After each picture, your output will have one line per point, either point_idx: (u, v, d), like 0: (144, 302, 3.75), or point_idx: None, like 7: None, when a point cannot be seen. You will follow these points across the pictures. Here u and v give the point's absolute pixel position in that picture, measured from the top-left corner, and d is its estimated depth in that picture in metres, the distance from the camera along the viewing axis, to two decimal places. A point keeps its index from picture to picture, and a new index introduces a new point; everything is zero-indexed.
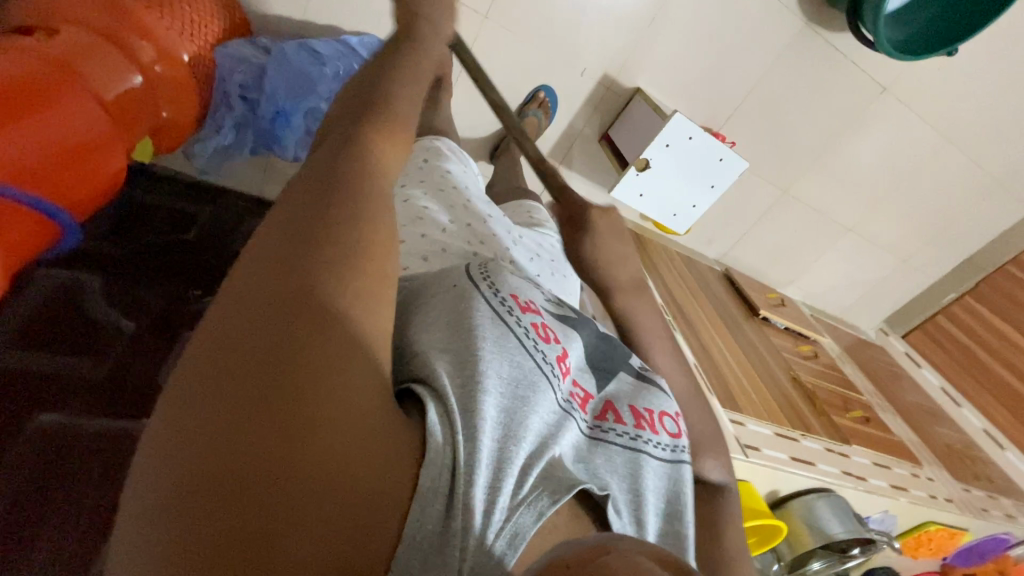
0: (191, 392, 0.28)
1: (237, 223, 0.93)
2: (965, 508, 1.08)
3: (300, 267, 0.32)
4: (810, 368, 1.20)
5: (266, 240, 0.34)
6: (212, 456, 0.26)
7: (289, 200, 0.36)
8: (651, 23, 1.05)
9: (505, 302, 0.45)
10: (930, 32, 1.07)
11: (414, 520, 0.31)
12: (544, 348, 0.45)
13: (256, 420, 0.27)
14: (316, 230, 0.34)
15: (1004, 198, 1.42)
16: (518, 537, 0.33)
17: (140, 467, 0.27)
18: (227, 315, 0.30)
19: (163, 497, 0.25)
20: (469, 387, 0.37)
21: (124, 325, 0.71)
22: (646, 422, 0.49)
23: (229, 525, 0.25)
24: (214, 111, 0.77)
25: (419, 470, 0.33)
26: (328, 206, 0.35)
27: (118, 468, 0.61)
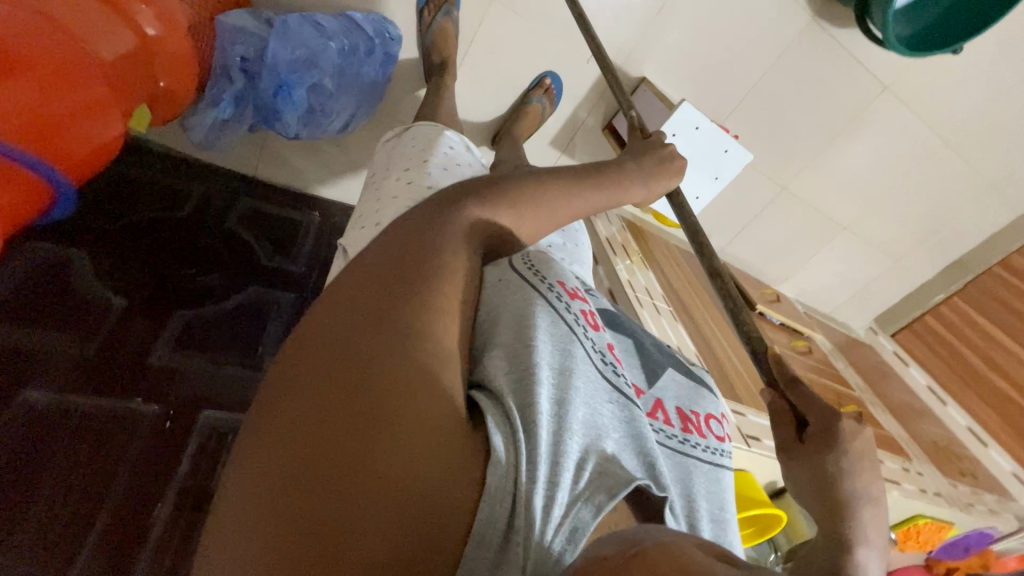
0: (283, 394, 0.37)
1: (229, 203, 0.90)
2: (953, 502, 1.10)
3: (381, 305, 0.40)
4: (804, 363, 1.22)
5: (354, 283, 0.42)
6: (295, 460, 0.33)
7: (378, 248, 0.45)
8: (659, 14, 1.04)
9: (555, 289, 0.49)
10: (934, 31, 1.08)
11: (482, 518, 0.35)
12: (591, 335, 0.48)
13: (329, 433, 0.33)
14: (399, 266, 0.43)
15: (997, 201, 1.44)
16: (577, 532, 0.37)
17: (244, 468, 0.35)
18: (317, 346, 0.38)
19: (260, 490, 0.32)
20: (525, 382, 0.40)
21: (115, 302, 0.68)
22: (694, 424, 0.54)
23: (304, 519, 0.31)
24: (214, 81, 0.74)
25: (486, 472, 0.36)
26: (410, 252, 0.44)
27: (108, 449, 0.59)
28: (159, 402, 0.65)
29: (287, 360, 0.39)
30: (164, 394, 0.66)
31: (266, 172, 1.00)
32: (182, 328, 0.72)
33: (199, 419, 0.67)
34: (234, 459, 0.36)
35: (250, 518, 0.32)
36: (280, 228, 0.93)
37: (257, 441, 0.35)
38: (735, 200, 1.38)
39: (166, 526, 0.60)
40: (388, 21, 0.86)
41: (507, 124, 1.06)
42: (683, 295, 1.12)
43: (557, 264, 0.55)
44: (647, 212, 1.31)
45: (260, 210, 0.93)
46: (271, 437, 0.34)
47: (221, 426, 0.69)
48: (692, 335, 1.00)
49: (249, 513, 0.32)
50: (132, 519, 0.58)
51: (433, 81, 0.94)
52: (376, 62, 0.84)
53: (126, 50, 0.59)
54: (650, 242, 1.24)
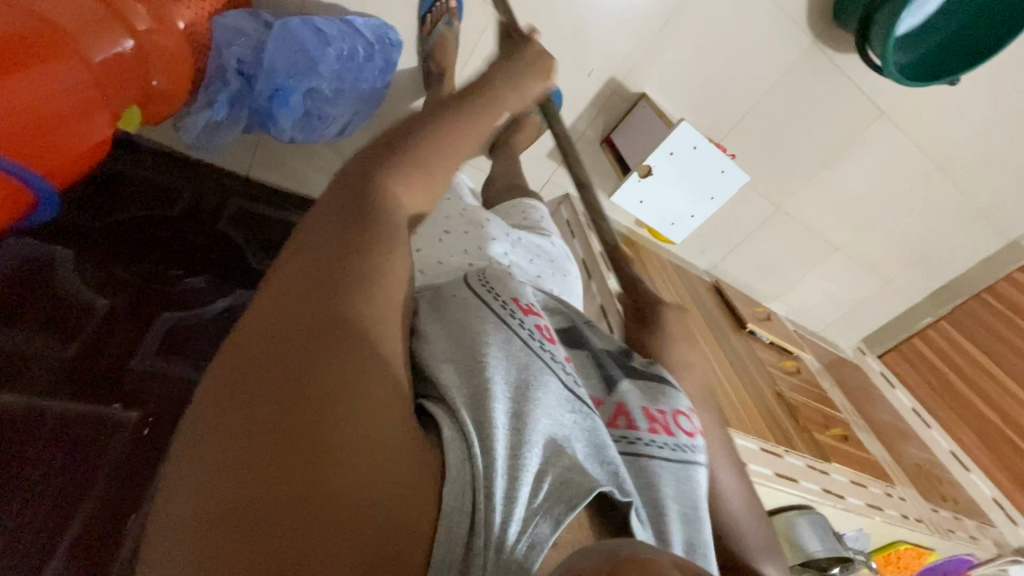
0: (221, 411, 0.33)
1: (220, 203, 0.88)
2: (933, 528, 1.11)
3: (329, 299, 0.37)
4: (792, 383, 1.22)
5: (290, 274, 0.39)
6: (248, 475, 0.30)
7: (313, 235, 0.41)
8: (661, 30, 1.05)
9: (507, 306, 0.50)
10: (932, 61, 1.09)
11: (443, 540, 0.34)
12: (549, 347, 0.49)
13: (285, 443, 0.31)
14: (336, 265, 0.39)
15: (987, 228, 1.46)
16: (535, 548, 0.35)
17: (180, 488, 0.31)
18: (255, 347, 0.35)
19: (208, 509, 0.29)
20: (479, 397, 0.41)
21: (99, 304, 0.67)
22: (661, 424, 0.53)
23: (264, 538, 0.29)
24: (209, 83, 0.73)
25: (443, 489, 0.36)
26: (354, 239, 0.41)
27: (83, 454, 0.58)
28: (138, 409, 0.63)
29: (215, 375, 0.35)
30: (144, 399, 0.64)
31: (263, 173, 0.99)
32: (166, 330, 0.70)
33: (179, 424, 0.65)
34: (163, 494, 0.32)
35: (199, 543, 0.29)
36: (270, 229, 0.92)
37: (194, 465, 0.31)
38: (729, 217, 1.39)
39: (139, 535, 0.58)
40: (388, 27, 0.86)
41: (505, 135, 1.06)
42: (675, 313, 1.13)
43: (511, 278, 0.55)
44: (642, 227, 1.31)
45: (250, 209, 0.92)
46: (214, 463, 0.31)
47: None
48: None
49: (188, 555, 0.29)
50: (112, 520, 0.57)
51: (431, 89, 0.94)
52: (375, 69, 0.83)
53: (120, 50, 0.58)
54: (645, 258, 1.25)
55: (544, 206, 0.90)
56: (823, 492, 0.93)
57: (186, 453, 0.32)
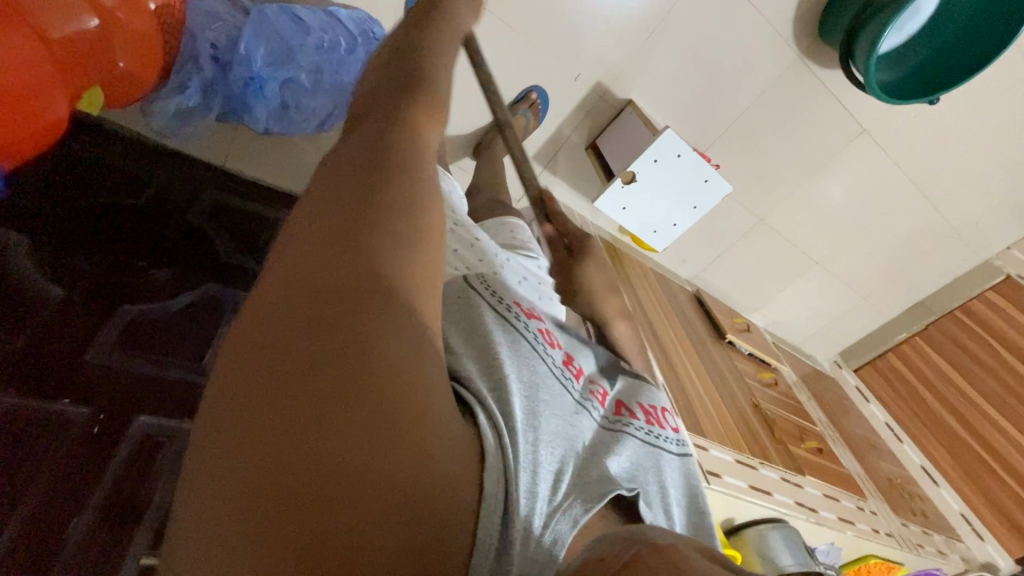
0: (252, 382, 0.28)
1: (194, 196, 0.84)
2: (903, 543, 1.12)
3: (370, 253, 0.33)
4: (770, 395, 1.23)
5: (318, 224, 0.34)
6: (292, 458, 0.26)
7: (339, 181, 0.36)
8: (649, 37, 1.04)
9: (510, 308, 0.54)
10: (913, 79, 1.10)
11: (483, 526, 0.33)
12: (550, 353, 0.53)
13: (333, 420, 0.27)
14: (368, 215, 0.34)
15: (958, 247, 1.50)
16: (558, 543, 0.37)
17: (208, 471, 0.27)
18: (288, 307, 0.30)
19: (247, 495, 0.26)
20: (502, 390, 0.42)
21: (53, 292, 0.64)
22: (655, 418, 0.58)
23: (313, 528, 0.26)
24: (180, 66, 0.69)
25: (482, 474, 0.35)
26: (382, 190, 0.36)
27: (23, 450, 0.53)
28: (91, 405, 0.59)
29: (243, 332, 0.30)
30: (95, 394, 0.60)
31: (242, 166, 0.95)
32: (124, 324, 0.67)
33: (132, 424, 0.61)
34: (189, 470, 0.28)
35: (241, 535, 0.25)
36: (245, 226, 0.89)
37: (224, 443, 0.27)
38: (712, 227, 1.39)
39: (84, 537, 0.54)
40: (372, 20, 0.84)
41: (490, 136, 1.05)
42: (656, 324, 1.13)
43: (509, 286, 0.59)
44: (625, 234, 1.31)
45: (226, 202, 0.88)
46: (251, 441, 0.27)
47: (158, 432, 0.62)
48: (660, 362, 1.00)
49: (226, 533, 0.25)
50: (52, 524, 0.52)
51: None
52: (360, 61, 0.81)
53: (82, 28, 0.55)
54: (628, 266, 1.25)
55: (530, 227, 0.89)
56: (796, 505, 0.93)
57: (213, 428, 0.28)
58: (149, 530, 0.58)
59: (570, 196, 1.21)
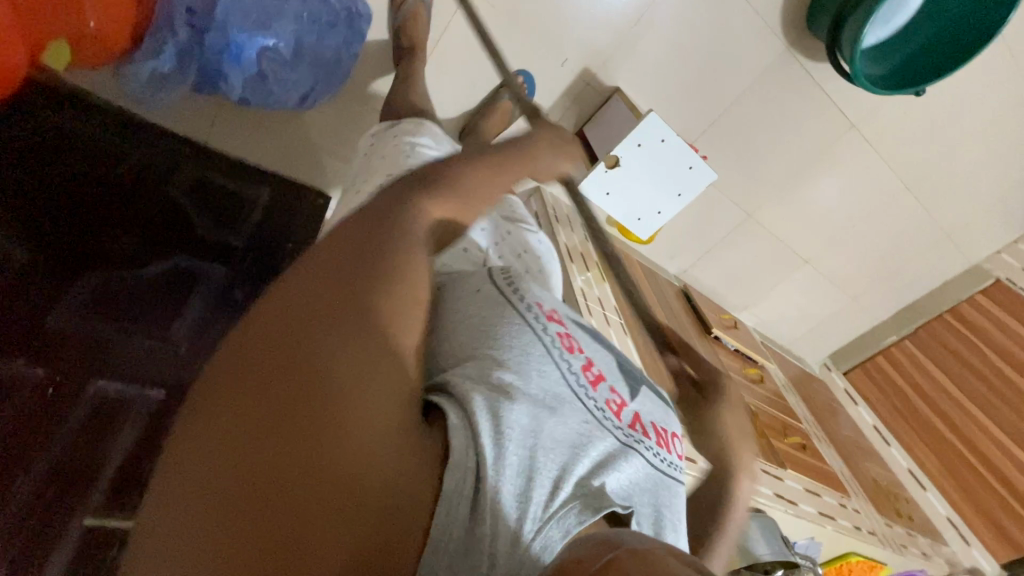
0: (229, 385, 0.33)
1: (174, 167, 0.84)
2: (886, 542, 1.10)
3: (349, 284, 0.38)
4: (755, 392, 1.21)
5: (316, 260, 0.40)
6: (248, 449, 0.31)
7: (346, 226, 0.43)
8: (636, 24, 1.04)
9: (531, 310, 0.49)
10: (900, 72, 1.10)
11: (440, 522, 0.35)
12: (567, 356, 0.48)
13: (286, 419, 0.32)
14: (360, 254, 0.40)
15: (948, 249, 1.50)
16: (546, 550, 0.36)
17: (182, 458, 0.31)
18: (270, 325, 0.36)
19: (208, 479, 0.30)
20: (500, 392, 0.41)
21: (17, 257, 0.62)
22: (662, 440, 0.52)
23: (256, 511, 0.29)
24: (155, 30, 0.67)
25: (443, 473, 0.36)
26: (380, 232, 0.42)
27: None
28: (48, 366, 0.58)
29: (228, 350, 0.36)
30: (56, 356, 0.59)
31: (221, 144, 0.94)
32: (93, 292, 0.66)
33: (90, 386, 0.59)
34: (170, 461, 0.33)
35: (197, 511, 0.29)
36: (226, 201, 0.87)
37: (199, 436, 0.32)
38: (701, 222, 1.38)
39: (29, 493, 0.51)
40: None
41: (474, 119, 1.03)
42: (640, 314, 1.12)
43: (532, 282, 0.54)
44: (612, 226, 1.30)
45: (208, 178, 0.87)
46: (219, 434, 0.31)
47: (115, 397, 0.61)
48: (641, 351, 0.99)
49: (179, 522, 0.29)
50: None
51: (403, 63, 0.91)
52: (340, 37, 0.82)
53: None
54: (614, 258, 1.24)
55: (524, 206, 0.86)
56: (776, 498, 0.91)
57: (194, 423, 0.33)
58: (104, 488, 0.56)
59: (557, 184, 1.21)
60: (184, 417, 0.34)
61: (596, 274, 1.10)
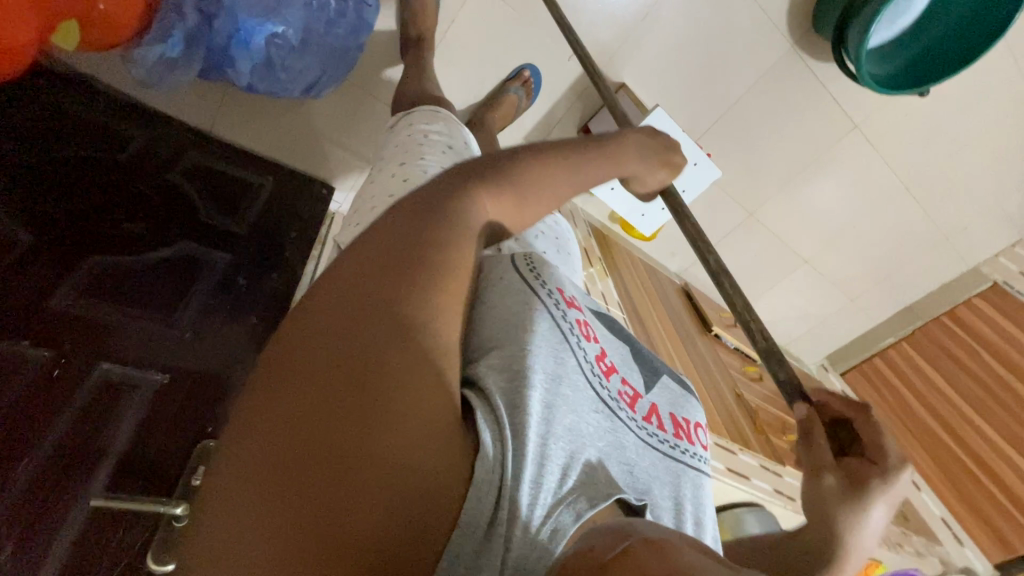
0: (281, 372, 0.34)
1: (176, 155, 0.84)
2: (882, 540, 1.11)
3: (399, 276, 0.38)
4: (755, 390, 1.22)
5: (364, 249, 0.39)
6: (299, 435, 0.31)
7: (397, 212, 0.42)
8: (643, 19, 1.04)
9: (553, 296, 0.51)
10: (904, 74, 1.11)
11: (468, 508, 0.36)
12: (584, 344, 0.51)
13: (337, 408, 0.32)
14: (407, 245, 0.40)
15: (947, 251, 1.51)
16: (558, 533, 0.37)
17: (236, 439, 0.32)
18: (321, 315, 0.36)
19: (260, 461, 0.30)
20: (518, 380, 0.42)
21: (19, 238, 0.62)
22: (685, 432, 0.58)
23: (305, 495, 0.30)
24: (162, 15, 0.67)
25: (473, 463, 0.37)
26: (427, 221, 0.42)
27: None
28: (52, 348, 0.57)
29: (281, 337, 0.36)
30: (58, 339, 0.58)
31: (227, 133, 0.96)
32: (95, 274, 0.65)
33: (95, 368, 0.59)
34: (224, 441, 0.33)
35: (249, 491, 0.30)
36: (229, 189, 0.88)
37: (251, 419, 0.32)
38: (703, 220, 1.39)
39: (37, 474, 0.51)
40: None
41: (481, 111, 1.03)
42: (642, 310, 1.12)
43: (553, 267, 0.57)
44: (615, 221, 1.31)
45: (214, 167, 0.89)
46: (271, 420, 0.32)
47: (122, 379, 0.61)
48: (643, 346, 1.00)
49: (235, 497, 0.30)
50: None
51: (410, 53, 0.91)
52: (346, 26, 0.81)
53: None
54: (616, 254, 1.24)
55: None
56: (774, 493, 0.93)
57: (248, 407, 0.33)
58: (107, 469, 0.55)
59: None
60: (239, 399, 0.35)
61: (599, 269, 1.11)
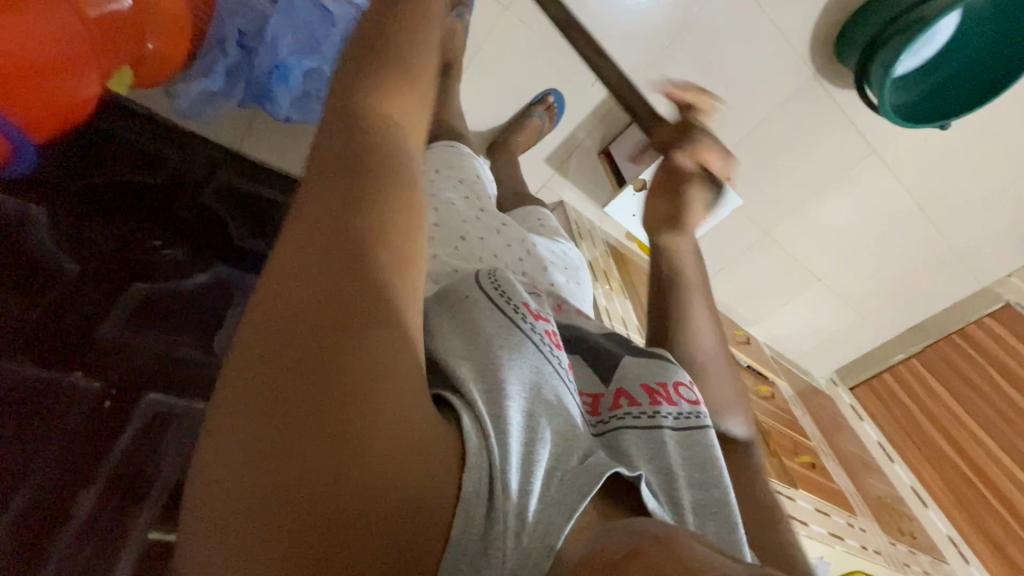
0: (239, 397, 0.29)
1: (206, 178, 0.83)
2: (890, 560, 1.13)
3: (352, 268, 0.33)
4: (767, 408, 1.24)
5: (306, 237, 0.34)
6: (272, 471, 0.27)
7: (324, 185, 0.37)
8: (668, 46, 1.08)
9: (519, 310, 0.50)
10: (926, 106, 1.12)
11: (460, 523, 0.33)
12: (556, 353, 0.50)
13: (309, 437, 0.28)
14: (350, 226, 0.35)
15: (962, 272, 1.51)
16: (552, 536, 0.35)
17: (202, 481, 0.28)
18: (273, 326, 0.31)
19: (236, 505, 0.27)
20: (495, 393, 0.40)
21: (71, 266, 0.64)
22: (663, 396, 0.53)
23: (292, 534, 0.27)
24: (207, 51, 0.70)
25: (463, 475, 0.34)
26: (361, 191, 0.37)
27: (39, 420, 0.54)
28: (102, 378, 0.60)
29: (232, 356, 0.31)
30: (109, 367, 0.61)
31: (253, 150, 0.95)
32: (140, 301, 0.67)
33: (142, 402, 0.61)
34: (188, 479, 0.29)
35: (230, 536, 0.26)
36: (256, 208, 0.88)
37: (215, 457, 0.28)
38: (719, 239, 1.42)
39: (97, 503, 0.54)
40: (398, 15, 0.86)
41: (505, 134, 1.05)
42: None
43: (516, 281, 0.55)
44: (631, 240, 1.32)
45: (235, 185, 0.86)
46: (237, 457, 0.28)
47: (165, 409, 0.63)
48: None
49: (216, 544, 0.27)
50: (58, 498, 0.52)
51: (439, 80, 0.94)
52: None
53: (118, 9, 0.59)
54: (633, 273, 1.26)
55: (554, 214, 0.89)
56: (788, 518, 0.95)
57: (208, 442, 0.29)
58: (156, 506, 0.58)
59: (579, 199, 1.22)
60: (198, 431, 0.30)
61: (616, 289, 1.13)
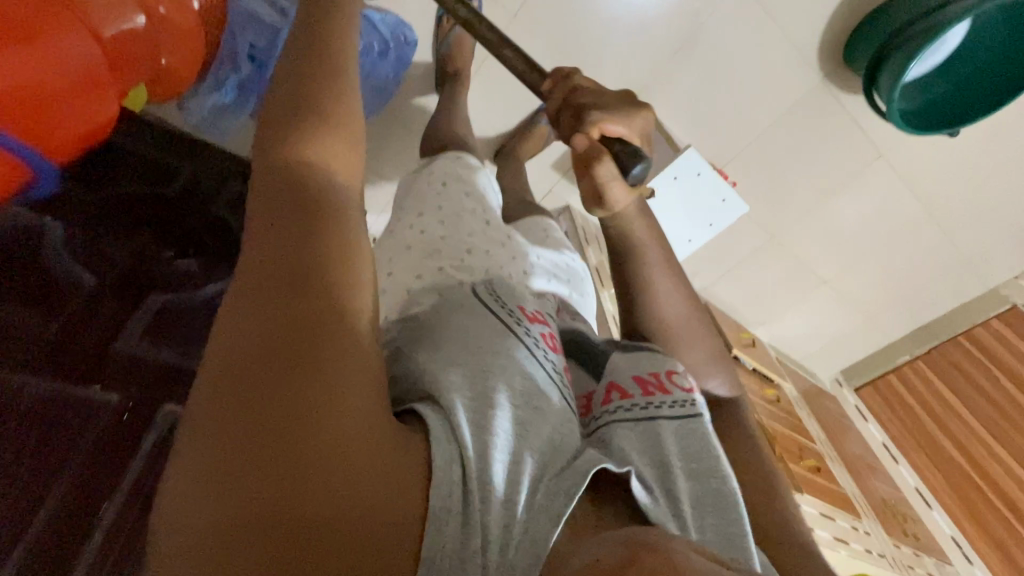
0: (203, 423, 0.31)
1: (218, 185, 0.82)
2: (894, 563, 1.14)
3: (303, 292, 0.35)
4: (772, 411, 1.25)
5: (259, 265, 0.36)
6: (235, 491, 0.29)
7: (275, 213, 0.38)
8: (674, 54, 1.09)
9: (513, 314, 0.55)
10: (931, 112, 1.11)
11: (428, 542, 0.34)
12: (551, 355, 0.55)
13: (268, 456, 0.30)
14: (301, 250, 0.36)
15: (969, 275, 1.50)
16: (535, 546, 0.37)
17: (173, 505, 0.30)
18: (231, 355, 0.33)
19: (204, 525, 0.29)
20: (484, 398, 0.43)
21: (86, 280, 0.64)
22: (655, 386, 0.57)
23: (256, 548, 0.29)
24: (219, 65, 0.72)
25: (429, 488, 0.36)
26: (311, 216, 0.38)
27: (60, 437, 0.54)
28: (119, 392, 0.61)
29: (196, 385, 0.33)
30: (123, 381, 0.62)
31: None
32: (155, 312, 0.69)
33: (161, 411, 0.64)
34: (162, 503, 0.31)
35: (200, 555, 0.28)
36: None
37: (184, 482, 0.30)
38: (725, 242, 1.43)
39: (116, 518, 0.56)
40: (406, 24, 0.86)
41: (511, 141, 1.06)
42: None
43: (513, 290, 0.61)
44: None
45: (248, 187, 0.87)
46: (202, 479, 0.30)
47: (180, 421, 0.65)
48: None
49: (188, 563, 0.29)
50: (79, 514, 0.53)
51: (447, 89, 0.95)
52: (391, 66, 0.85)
53: (132, 25, 0.59)
54: None
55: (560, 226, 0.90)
56: None
57: (176, 467, 0.31)
58: None
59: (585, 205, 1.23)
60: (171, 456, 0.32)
61: None
